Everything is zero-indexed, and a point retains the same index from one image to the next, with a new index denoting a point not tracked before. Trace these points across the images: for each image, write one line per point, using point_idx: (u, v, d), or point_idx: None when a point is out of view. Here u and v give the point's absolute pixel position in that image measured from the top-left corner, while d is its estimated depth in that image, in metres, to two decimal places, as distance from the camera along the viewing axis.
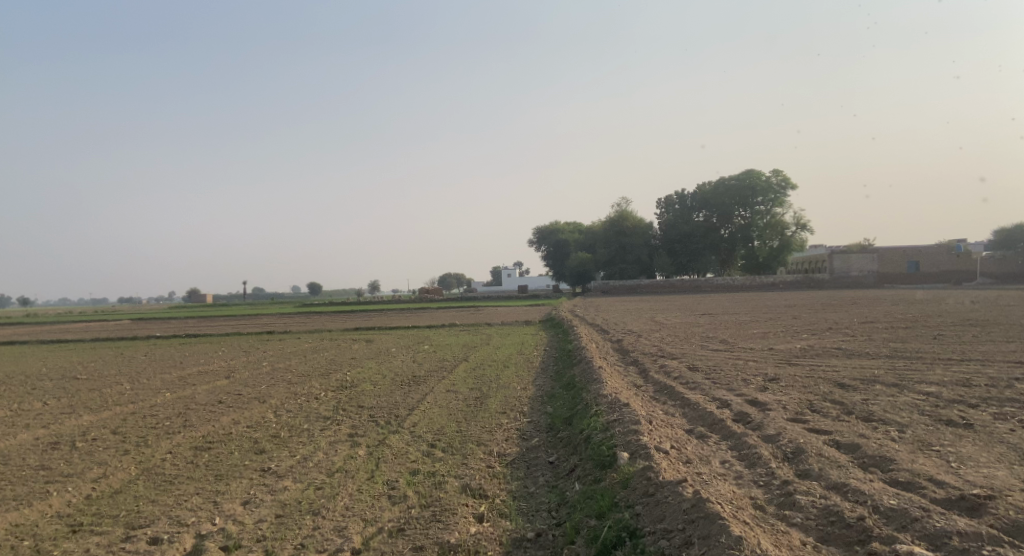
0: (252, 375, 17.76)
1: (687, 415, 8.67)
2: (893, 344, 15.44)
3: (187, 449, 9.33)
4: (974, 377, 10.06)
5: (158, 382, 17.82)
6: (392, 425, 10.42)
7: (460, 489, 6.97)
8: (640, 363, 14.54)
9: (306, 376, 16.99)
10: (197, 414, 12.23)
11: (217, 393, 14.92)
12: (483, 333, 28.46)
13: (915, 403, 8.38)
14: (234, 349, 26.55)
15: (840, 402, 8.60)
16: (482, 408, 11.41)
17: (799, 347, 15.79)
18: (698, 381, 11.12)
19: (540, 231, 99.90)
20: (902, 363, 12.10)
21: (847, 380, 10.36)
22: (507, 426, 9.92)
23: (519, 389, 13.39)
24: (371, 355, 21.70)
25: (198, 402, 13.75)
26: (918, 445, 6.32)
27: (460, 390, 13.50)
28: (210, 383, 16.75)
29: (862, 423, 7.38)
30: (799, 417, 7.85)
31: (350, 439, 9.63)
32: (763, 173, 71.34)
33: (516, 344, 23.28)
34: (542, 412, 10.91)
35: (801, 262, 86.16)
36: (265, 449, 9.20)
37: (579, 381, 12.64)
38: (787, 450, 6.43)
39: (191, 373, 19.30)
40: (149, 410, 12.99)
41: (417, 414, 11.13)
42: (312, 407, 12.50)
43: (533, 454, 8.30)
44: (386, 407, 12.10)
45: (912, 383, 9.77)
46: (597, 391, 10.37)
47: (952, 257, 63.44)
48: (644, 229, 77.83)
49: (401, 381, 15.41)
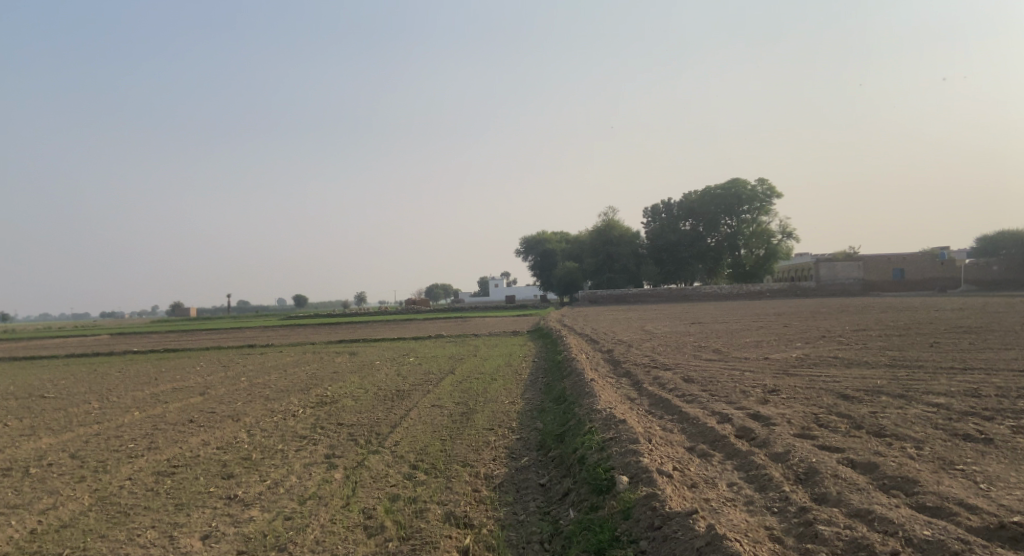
0: (228, 392, 17.00)
1: (685, 431, 8.13)
2: (891, 353, 15.01)
3: (148, 476, 8.67)
4: (980, 387, 9.60)
5: (129, 399, 17.02)
6: (372, 444, 9.79)
7: (443, 517, 6.37)
8: (633, 374, 14.00)
9: (284, 392, 16.24)
10: (165, 435, 11.53)
11: (189, 412, 14.18)
12: (471, 345, 27.66)
13: (927, 415, 7.91)
14: (212, 364, 25.60)
15: (846, 416, 8.10)
16: (468, 424, 10.79)
17: (795, 356, 15.34)
18: (694, 393, 10.61)
19: (527, 242, 99.90)
20: (904, 372, 11.63)
21: (851, 391, 9.88)
22: (494, 444, 9.33)
23: (507, 403, 12.77)
24: (354, 368, 20.90)
25: (169, 421, 13.02)
26: (940, 464, 5.81)
27: (445, 405, 12.84)
28: (182, 401, 15.95)
29: (875, 438, 6.89)
30: (806, 432, 7.35)
31: (327, 460, 9.00)
32: (748, 182, 71.71)
33: (504, 356, 22.68)
34: (532, 428, 10.34)
35: (788, 271, 86.63)
36: (233, 473, 8.54)
37: (570, 394, 12.04)
38: (798, 471, 5.90)
39: (164, 389, 18.51)
40: (115, 432, 12.24)
41: (399, 431, 10.52)
42: (288, 425, 11.82)
43: (523, 476, 7.72)
44: (366, 424, 11.44)
45: (917, 394, 9.31)
46: (588, 405, 9.82)
47: (936, 264, 64.38)
48: (631, 238, 77.51)
49: (384, 396, 14.74)
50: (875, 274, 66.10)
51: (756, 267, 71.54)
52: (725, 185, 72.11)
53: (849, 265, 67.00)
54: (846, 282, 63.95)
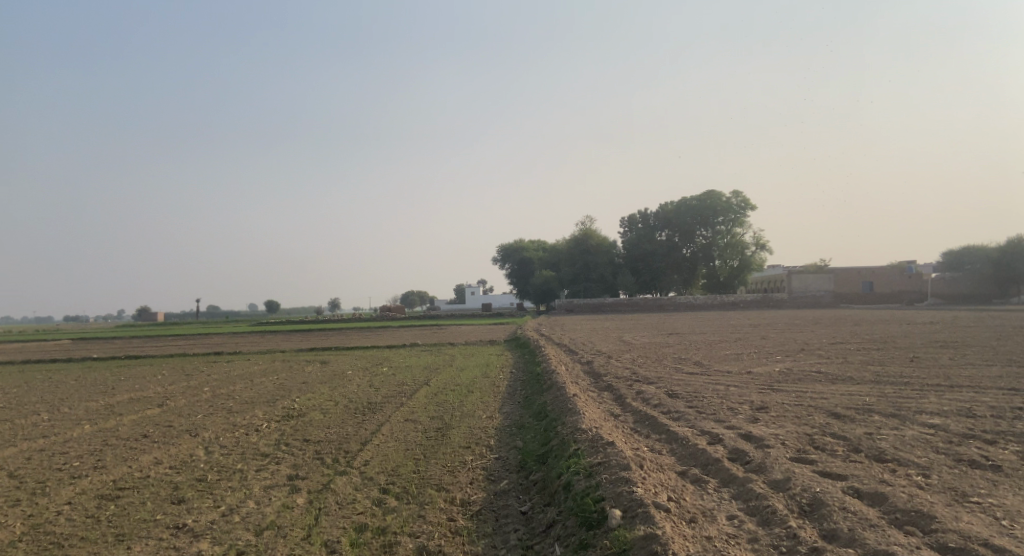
0: (188, 403, 16.07)
1: (674, 453, 7.66)
2: (873, 368, 14.79)
3: (90, 500, 7.91)
4: (973, 406, 9.30)
5: (81, 411, 15.98)
6: (340, 464, 9.12)
7: (416, 552, 5.76)
8: (615, 389, 13.51)
9: (249, 404, 15.38)
10: (115, 451, 10.70)
11: (144, 425, 13.28)
12: (446, 354, 26.94)
13: (926, 438, 7.54)
14: (175, 373, 24.44)
15: (843, 438, 7.69)
16: (444, 442, 10.19)
17: (777, 370, 15.05)
18: (681, 410, 10.15)
19: (503, 250, 99.37)
20: (890, 389, 11.36)
21: (841, 409, 9.51)
22: (471, 464, 8.75)
23: (484, 419, 12.17)
24: (325, 379, 20.05)
25: (121, 436, 12.15)
26: (954, 496, 5.40)
27: (419, 420, 12.18)
28: (139, 413, 14.99)
29: (877, 464, 6.47)
30: (803, 456, 6.92)
31: (289, 483, 8.32)
32: (723, 194, 72.37)
33: (481, 366, 22.04)
34: (511, 446, 9.78)
35: (761, 282, 87.74)
36: (185, 498, 7.83)
37: (551, 410, 11.49)
38: (803, 503, 5.43)
39: (121, 400, 17.47)
40: (61, 447, 11.36)
41: (370, 449, 9.89)
42: (250, 441, 11.06)
43: (502, 502, 7.16)
44: (334, 441, 10.74)
45: (911, 414, 8.95)
46: (571, 423, 9.29)
47: (903, 277, 65.61)
48: (608, 247, 77.64)
49: (355, 409, 14.01)
50: (845, 287, 67.13)
51: (729, 278, 72.33)
52: (701, 197, 72.57)
53: (820, 277, 67.95)
54: (817, 294, 64.79)
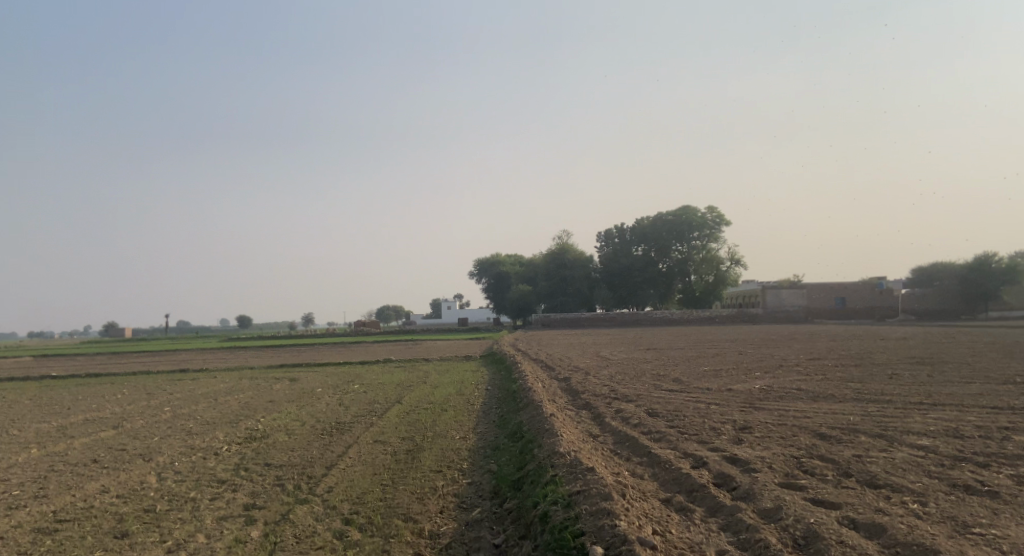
0: (146, 424, 15.21)
1: (656, 479, 7.26)
2: (853, 384, 14.62)
3: (23, 534, 7.19)
4: (960, 426, 9.08)
5: (30, 433, 15.03)
6: (302, 491, 8.51)
7: None
8: (592, 407, 13.11)
9: (210, 425, 14.60)
10: (60, 478, 9.93)
11: (96, 449, 12.46)
12: (420, 370, 26.34)
13: (917, 460, 7.26)
14: (135, 391, 23.37)
15: (831, 461, 7.37)
16: (414, 465, 9.65)
17: (757, 387, 14.81)
18: (662, 431, 9.77)
19: (479, 264, 98.88)
20: (873, 407, 11.14)
21: (826, 429, 9.22)
22: (443, 491, 8.23)
23: (458, 440, 11.64)
24: (293, 397, 19.29)
25: (69, 461, 11.35)
26: (954, 527, 5.08)
27: (389, 441, 11.61)
28: (92, 435, 14.12)
29: (871, 490, 6.14)
30: (792, 482, 6.56)
31: (245, 514, 7.71)
32: (698, 210, 73.26)
33: (457, 383, 21.49)
34: (485, 470, 9.29)
35: (736, 297, 88.69)
36: (129, 531, 7.18)
37: (528, 431, 11.01)
38: (797, 536, 5.04)
39: (74, 422, 16.48)
40: (2, 473, 10.55)
41: (336, 474, 9.31)
42: (208, 466, 10.38)
43: (474, 534, 6.67)
44: (297, 465, 10.11)
45: (898, 434, 8.69)
46: (548, 446, 8.84)
47: (874, 293, 66.16)
48: (585, 262, 77.79)
49: (322, 430, 13.37)
50: (818, 302, 67.49)
51: (705, 294, 72.79)
52: (678, 212, 73.35)
53: (793, 292, 68.49)
54: (791, 310, 65.58)
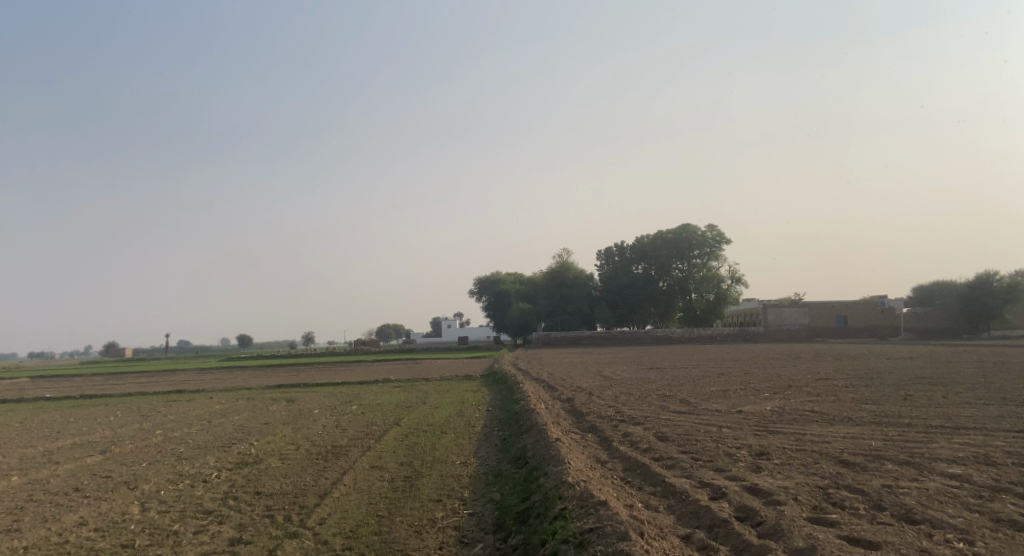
0: (135, 449, 14.63)
1: (672, 512, 6.75)
2: (868, 406, 14.03)
3: None
4: (990, 453, 8.56)
5: (15, 459, 14.44)
6: (292, 524, 7.97)
7: None
8: (598, 431, 12.56)
9: (201, 450, 14.04)
10: (38, 509, 9.38)
11: (80, 476, 11.90)
12: (419, 391, 25.69)
13: (953, 491, 6.74)
14: (127, 414, 22.70)
15: (860, 491, 6.86)
16: (412, 493, 9.11)
17: (769, 409, 14.27)
18: (674, 456, 9.28)
19: (479, 282, 98.33)
20: (894, 431, 10.58)
21: (849, 455, 8.70)
22: (442, 523, 7.70)
23: (458, 466, 11.07)
24: (288, 419, 18.65)
25: (49, 489, 10.79)
26: None
27: (385, 467, 11.08)
28: (78, 461, 13.53)
29: (910, 527, 5.63)
30: (823, 516, 6.05)
31: (229, 550, 7.15)
32: (699, 228, 73.10)
33: (456, 404, 20.87)
34: (488, 500, 8.74)
35: (737, 316, 88.19)
36: None
37: (532, 456, 10.47)
38: None
39: (60, 447, 15.84)
40: None
41: (330, 503, 8.77)
42: (194, 495, 9.82)
43: None
44: (289, 494, 9.57)
45: (926, 462, 8.17)
46: (556, 474, 8.32)
47: (877, 311, 65.62)
48: (585, 280, 77.25)
49: (317, 454, 12.79)
50: (821, 321, 66.71)
51: (706, 312, 72.56)
52: (677, 229, 73.19)
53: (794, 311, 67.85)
54: (793, 329, 65.05)
